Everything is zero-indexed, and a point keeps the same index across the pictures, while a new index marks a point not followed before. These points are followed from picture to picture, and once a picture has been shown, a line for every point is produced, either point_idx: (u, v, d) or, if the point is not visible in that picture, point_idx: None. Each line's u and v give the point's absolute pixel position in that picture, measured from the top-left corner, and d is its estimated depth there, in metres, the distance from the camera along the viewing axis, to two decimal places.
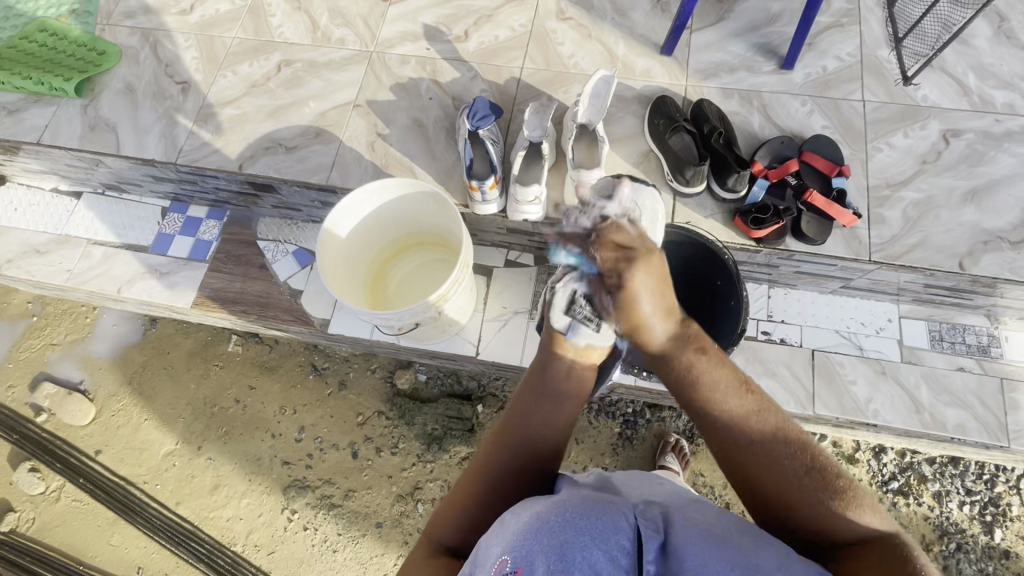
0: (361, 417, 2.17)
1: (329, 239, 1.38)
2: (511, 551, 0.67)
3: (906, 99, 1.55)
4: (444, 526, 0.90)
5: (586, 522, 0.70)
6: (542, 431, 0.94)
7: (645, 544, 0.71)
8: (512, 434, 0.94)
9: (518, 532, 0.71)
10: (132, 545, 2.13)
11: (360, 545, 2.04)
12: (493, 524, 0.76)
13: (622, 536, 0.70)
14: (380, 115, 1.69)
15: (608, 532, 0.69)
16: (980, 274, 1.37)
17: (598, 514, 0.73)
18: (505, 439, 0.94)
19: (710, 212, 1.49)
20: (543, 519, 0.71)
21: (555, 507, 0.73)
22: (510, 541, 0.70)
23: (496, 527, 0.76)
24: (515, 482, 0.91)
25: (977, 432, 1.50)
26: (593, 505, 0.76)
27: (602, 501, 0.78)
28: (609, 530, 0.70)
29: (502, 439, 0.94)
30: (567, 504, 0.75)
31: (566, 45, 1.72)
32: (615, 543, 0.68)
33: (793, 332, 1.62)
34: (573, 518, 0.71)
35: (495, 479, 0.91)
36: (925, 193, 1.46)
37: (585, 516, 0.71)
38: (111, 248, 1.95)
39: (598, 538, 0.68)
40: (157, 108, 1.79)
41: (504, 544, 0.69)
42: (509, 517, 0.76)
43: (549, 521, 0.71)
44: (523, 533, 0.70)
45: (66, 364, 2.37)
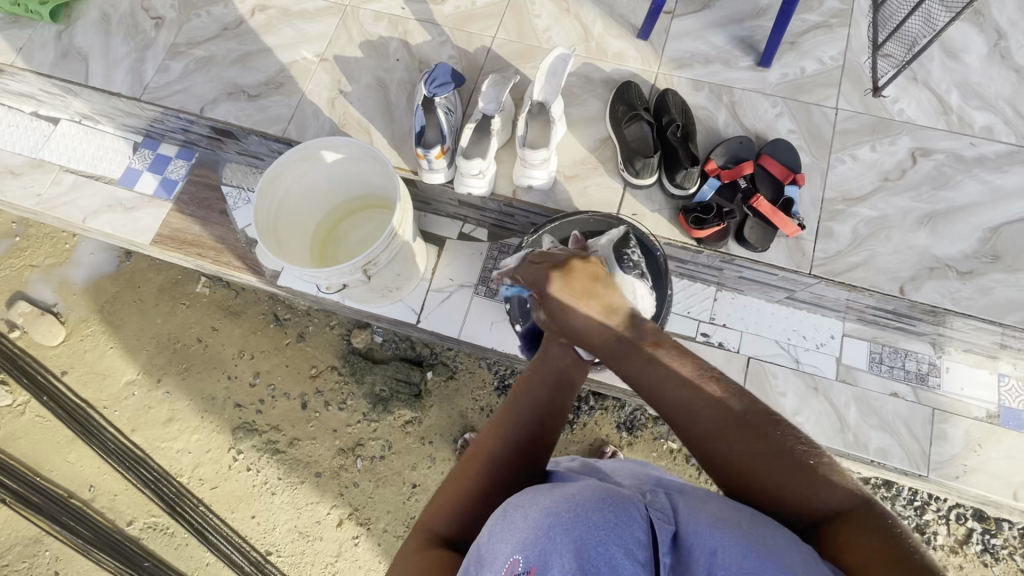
0: (314, 370, 2.22)
1: (270, 189, 1.38)
2: (523, 551, 0.64)
3: (880, 111, 1.49)
4: (441, 516, 0.82)
5: (597, 516, 0.64)
6: (548, 421, 0.89)
7: (657, 532, 0.64)
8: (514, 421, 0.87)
9: (529, 529, 0.66)
10: (86, 464, 2.23)
11: (298, 492, 2.12)
12: (498, 515, 0.70)
13: (635, 527, 0.63)
14: (345, 71, 1.68)
15: (619, 523, 0.63)
16: (918, 301, 1.34)
17: (610, 505, 0.66)
18: (507, 428, 0.87)
19: (657, 206, 1.46)
20: (553, 516, 0.65)
21: (565, 502, 0.67)
22: (521, 539, 0.65)
23: (502, 518, 0.70)
24: (519, 472, 0.85)
25: (898, 457, 1.49)
26: (603, 494, 0.69)
27: (610, 488, 0.72)
28: (619, 521, 0.64)
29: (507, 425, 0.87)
30: (578, 497, 0.68)
31: (541, 18, 1.67)
32: (627, 535, 0.62)
33: (732, 337, 1.60)
34: (584, 513, 0.65)
35: (498, 468, 0.84)
36: (880, 211, 1.41)
37: (595, 510, 0.65)
38: (82, 178, 1.98)
39: (609, 532, 0.62)
40: (129, 41, 1.79)
41: (515, 542, 0.65)
42: (518, 509, 0.70)
43: (559, 518, 0.65)
44: (534, 533, 0.64)
45: (41, 286, 2.44)
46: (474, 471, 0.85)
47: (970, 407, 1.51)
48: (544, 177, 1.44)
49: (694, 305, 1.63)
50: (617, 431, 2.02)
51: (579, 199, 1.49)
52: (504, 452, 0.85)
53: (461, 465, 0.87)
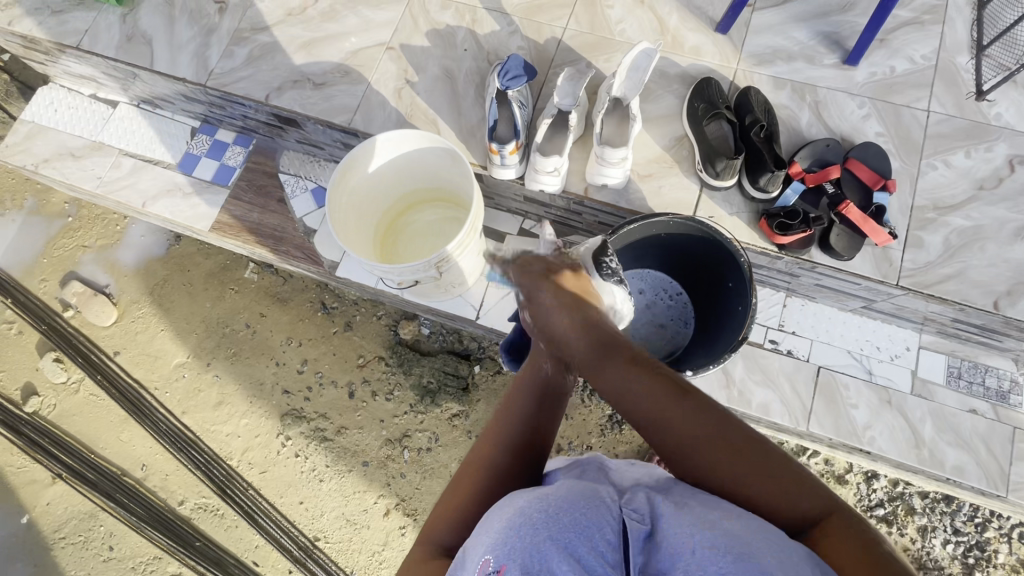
0: (361, 359, 2.23)
1: (341, 182, 1.36)
2: (493, 550, 0.62)
3: (976, 115, 1.42)
4: (441, 527, 0.82)
5: (565, 518, 0.64)
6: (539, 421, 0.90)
7: (629, 533, 0.65)
8: (506, 427, 0.88)
9: (499, 530, 0.65)
10: (139, 443, 2.28)
11: (345, 479, 2.14)
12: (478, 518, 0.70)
13: (607, 531, 0.64)
14: (412, 61, 1.64)
15: (589, 525, 0.64)
16: (1014, 317, 1.29)
17: (581, 508, 0.66)
18: (502, 437, 0.87)
19: (736, 209, 1.41)
20: (524, 515, 0.65)
21: (538, 503, 0.67)
22: (490, 539, 0.64)
23: (480, 523, 0.70)
24: (516, 471, 0.85)
25: (975, 476, 1.44)
26: (577, 496, 0.69)
27: (586, 490, 0.72)
28: (589, 523, 0.64)
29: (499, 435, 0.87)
30: (551, 500, 0.68)
31: (615, 9, 1.61)
32: (597, 537, 0.63)
33: (802, 345, 1.56)
34: (554, 514, 0.65)
35: (493, 472, 0.84)
36: (974, 222, 1.35)
37: (566, 514, 0.65)
38: (141, 162, 1.99)
39: (579, 534, 0.62)
40: (193, 25, 1.78)
41: (486, 542, 0.64)
42: (494, 512, 0.70)
43: (529, 518, 0.64)
44: (504, 533, 0.64)
45: (94, 267, 2.47)
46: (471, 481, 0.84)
47: None
48: (620, 176, 1.40)
49: (763, 311, 1.59)
50: None
51: (653, 199, 1.45)
52: (497, 455, 0.86)
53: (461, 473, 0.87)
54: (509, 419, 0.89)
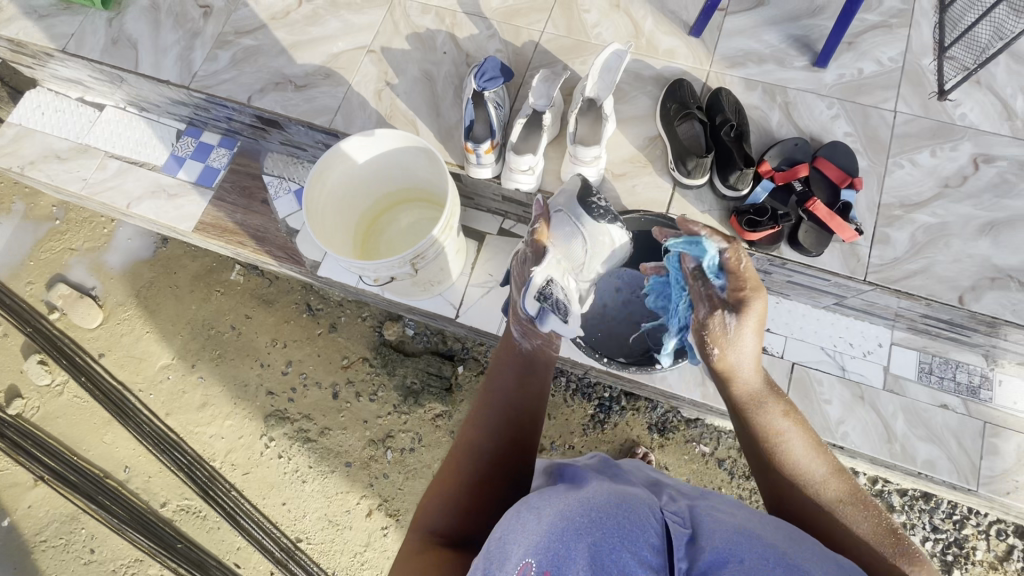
0: (346, 360, 2.23)
1: (318, 182, 1.38)
2: (535, 554, 0.62)
3: (941, 115, 1.45)
4: (435, 511, 0.86)
5: (611, 522, 0.66)
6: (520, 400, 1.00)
7: (674, 537, 0.67)
8: (492, 408, 0.97)
9: (543, 531, 0.65)
10: (122, 445, 2.27)
11: (328, 480, 2.14)
12: (510, 514, 0.70)
13: (650, 534, 0.66)
14: (392, 63, 1.67)
15: (634, 529, 0.65)
16: (979, 311, 1.31)
17: (624, 512, 0.68)
18: (487, 418, 0.96)
19: (708, 207, 1.44)
20: (568, 519, 0.66)
21: (580, 505, 0.69)
22: (530, 541, 0.64)
23: (513, 518, 0.70)
24: (506, 449, 0.93)
25: (947, 470, 1.45)
26: (618, 502, 0.71)
27: (624, 495, 0.75)
28: (635, 528, 0.66)
29: (483, 415, 0.96)
30: (592, 501, 0.70)
31: (591, 13, 1.65)
32: (643, 543, 0.63)
33: (777, 342, 1.58)
34: (599, 518, 0.66)
35: (484, 453, 0.92)
36: (939, 218, 1.38)
37: (611, 516, 0.67)
38: (126, 164, 2.01)
39: (624, 540, 0.63)
40: (178, 29, 1.80)
41: (527, 544, 0.63)
42: (529, 512, 0.70)
43: (574, 522, 0.65)
44: (548, 537, 0.64)
45: (80, 269, 2.48)
46: (462, 460, 0.91)
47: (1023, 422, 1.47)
48: (594, 174, 1.42)
49: None
50: (649, 433, 2.01)
51: (627, 197, 1.48)
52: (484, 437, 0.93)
53: (450, 459, 0.93)
54: (496, 403, 0.98)
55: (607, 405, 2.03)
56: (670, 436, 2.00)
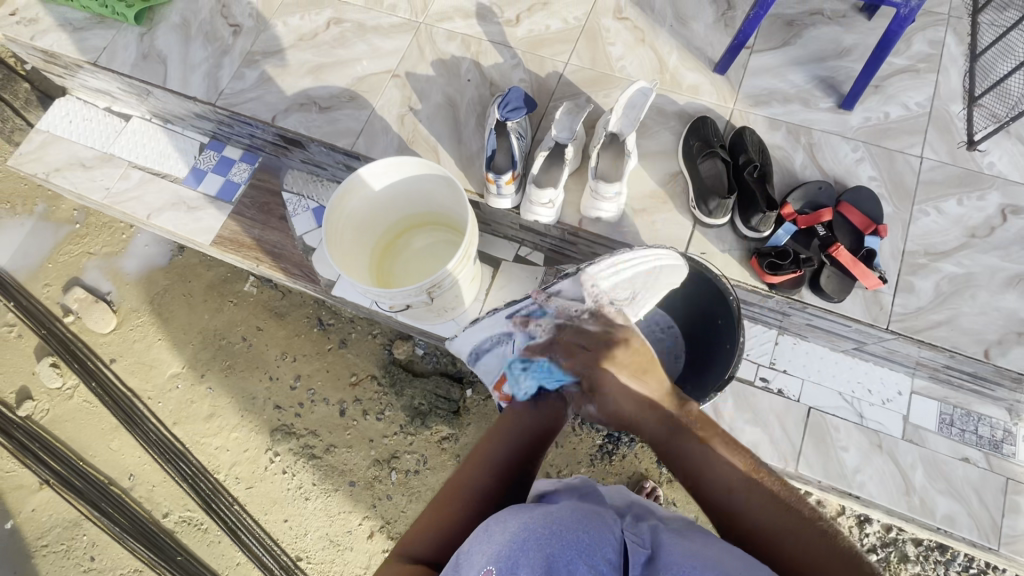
0: (354, 377, 2.23)
1: (338, 205, 1.38)
2: (495, 561, 0.65)
3: (969, 163, 1.43)
4: (419, 538, 0.84)
5: (571, 535, 0.68)
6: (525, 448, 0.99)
7: (631, 556, 0.70)
8: (494, 450, 0.97)
9: (504, 542, 0.68)
10: (128, 452, 2.27)
11: (331, 498, 2.12)
12: (478, 527, 0.73)
13: (609, 548, 0.69)
14: (416, 89, 1.69)
15: (592, 543, 0.68)
16: (1004, 367, 1.28)
17: (585, 527, 0.71)
18: (492, 461, 0.95)
19: (729, 246, 1.43)
20: (528, 531, 0.69)
21: (545, 518, 0.72)
22: (492, 550, 0.67)
23: (480, 530, 0.73)
24: (500, 498, 0.91)
25: (967, 527, 1.41)
26: (582, 517, 0.74)
27: (592, 513, 0.77)
28: (593, 542, 0.68)
29: (488, 456, 0.96)
30: (557, 516, 0.73)
31: (616, 46, 1.66)
32: (599, 555, 0.67)
33: (793, 385, 1.55)
34: (558, 530, 0.69)
35: (478, 492, 0.90)
36: (965, 269, 1.35)
37: (571, 529, 0.69)
38: (149, 174, 2.03)
39: (581, 552, 0.66)
40: (207, 46, 1.84)
41: (489, 552, 0.67)
42: (495, 523, 0.73)
43: (533, 533, 0.68)
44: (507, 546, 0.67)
45: (97, 274, 2.50)
46: (455, 494, 0.90)
47: None
48: (614, 211, 1.42)
49: (754, 348, 1.59)
50: (658, 466, 1.98)
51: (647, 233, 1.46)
52: (484, 475, 0.92)
53: (445, 486, 0.92)
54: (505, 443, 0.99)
55: (616, 436, 2.00)
56: None
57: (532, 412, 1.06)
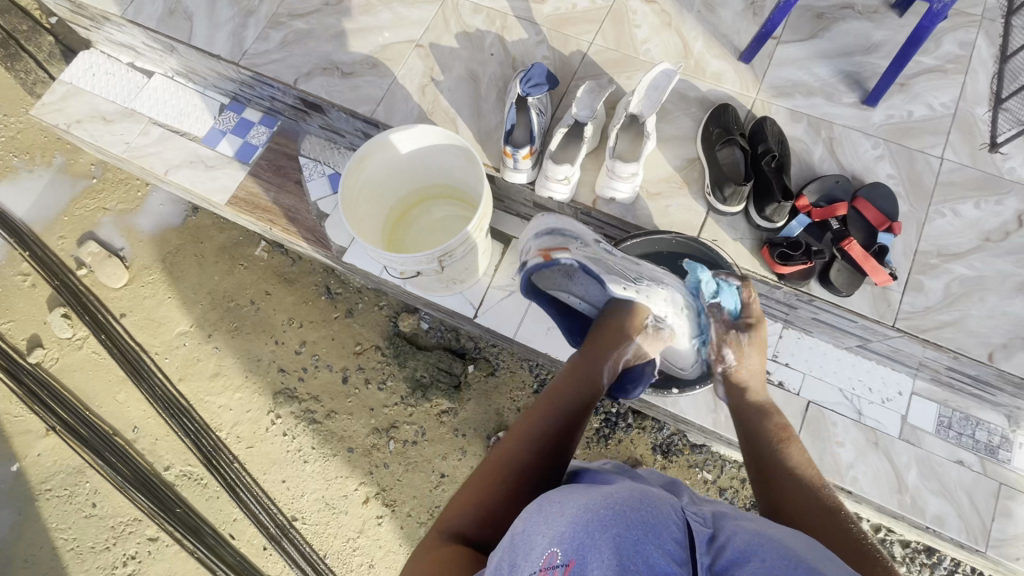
0: (359, 347, 2.25)
1: (357, 169, 1.39)
2: (561, 543, 0.64)
3: (989, 167, 1.42)
4: (460, 515, 0.88)
5: (635, 516, 0.66)
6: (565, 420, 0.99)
7: (697, 535, 0.69)
8: (534, 426, 0.97)
9: (566, 526, 0.67)
10: (133, 405, 2.32)
11: (329, 463, 2.16)
12: (532, 508, 0.73)
13: (673, 528, 0.66)
14: (439, 60, 1.69)
15: (659, 524, 0.66)
16: (1008, 371, 1.28)
17: (648, 507, 0.69)
18: (531, 437, 0.95)
19: (740, 235, 1.43)
20: (592, 513, 0.67)
21: (606, 500, 0.69)
22: (553, 535, 0.66)
23: (537, 512, 0.73)
24: (539, 469, 0.92)
25: (956, 528, 1.43)
26: (642, 497, 0.72)
27: (648, 491, 0.75)
28: (658, 522, 0.66)
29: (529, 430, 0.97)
30: (617, 497, 0.70)
31: (642, 29, 1.65)
32: (667, 536, 0.64)
33: (794, 378, 1.56)
34: (623, 512, 0.66)
35: (517, 469, 0.91)
36: (976, 272, 1.35)
37: (635, 509, 0.67)
38: (168, 132, 2.05)
39: (649, 533, 0.64)
40: (233, 6, 1.84)
41: (552, 535, 0.67)
42: (552, 505, 0.73)
43: (597, 515, 0.66)
44: (572, 529, 0.66)
45: (111, 229, 2.53)
46: (493, 471, 0.92)
47: None
48: (628, 191, 1.42)
49: None
50: (652, 453, 2.00)
51: (660, 217, 1.47)
52: (524, 449, 0.94)
53: (485, 463, 0.95)
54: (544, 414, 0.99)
55: (613, 420, 2.02)
56: (674, 460, 1.99)
57: (575, 382, 1.05)
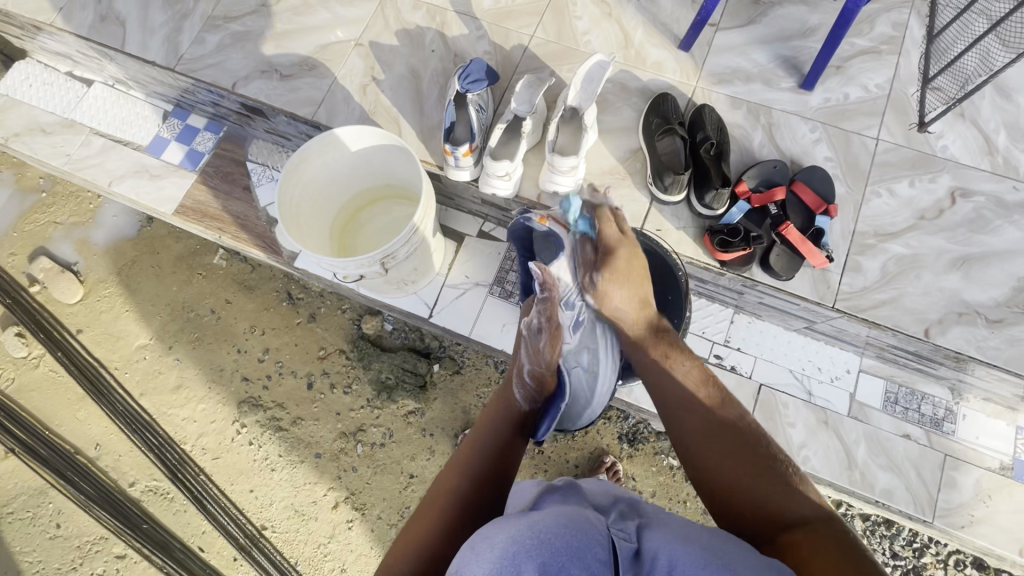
0: (323, 351, 2.23)
1: (293, 174, 1.37)
2: None
3: (923, 146, 1.44)
4: (404, 552, 0.85)
5: (559, 542, 0.66)
6: (503, 452, 1.03)
7: (618, 553, 0.69)
8: (470, 457, 1.00)
9: (495, 561, 0.64)
10: (94, 423, 2.27)
11: (296, 470, 2.14)
12: (463, 547, 0.69)
13: (597, 549, 0.68)
14: (380, 58, 1.66)
15: (582, 547, 0.66)
16: (943, 346, 1.31)
17: (571, 531, 0.69)
18: (471, 465, 0.99)
19: (683, 223, 1.44)
20: (518, 544, 0.65)
21: (530, 530, 0.68)
22: (484, 569, 0.63)
23: (467, 549, 0.69)
24: (481, 498, 0.94)
25: (904, 501, 1.46)
26: (566, 522, 0.72)
27: (573, 515, 0.76)
28: (582, 545, 0.67)
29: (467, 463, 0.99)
30: (542, 525, 0.70)
31: (582, 20, 1.64)
32: (591, 557, 0.65)
33: (746, 362, 1.58)
34: (548, 539, 0.66)
35: (461, 497, 0.93)
36: (912, 250, 1.38)
37: (559, 536, 0.67)
38: (111, 142, 1.99)
39: (575, 558, 0.64)
40: (167, 10, 1.79)
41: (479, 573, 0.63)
42: (481, 541, 0.69)
43: (523, 546, 0.65)
44: (501, 563, 0.63)
45: (63, 244, 2.47)
46: (435, 510, 0.91)
47: (983, 457, 1.48)
48: (570, 185, 1.42)
49: (710, 325, 1.61)
50: (618, 442, 2.01)
51: None
52: (465, 480, 0.95)
53: (425, 510, 0.92)
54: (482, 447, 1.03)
55: None
56: (640, 447, 2.00)
57: (501, 412, 1.11)
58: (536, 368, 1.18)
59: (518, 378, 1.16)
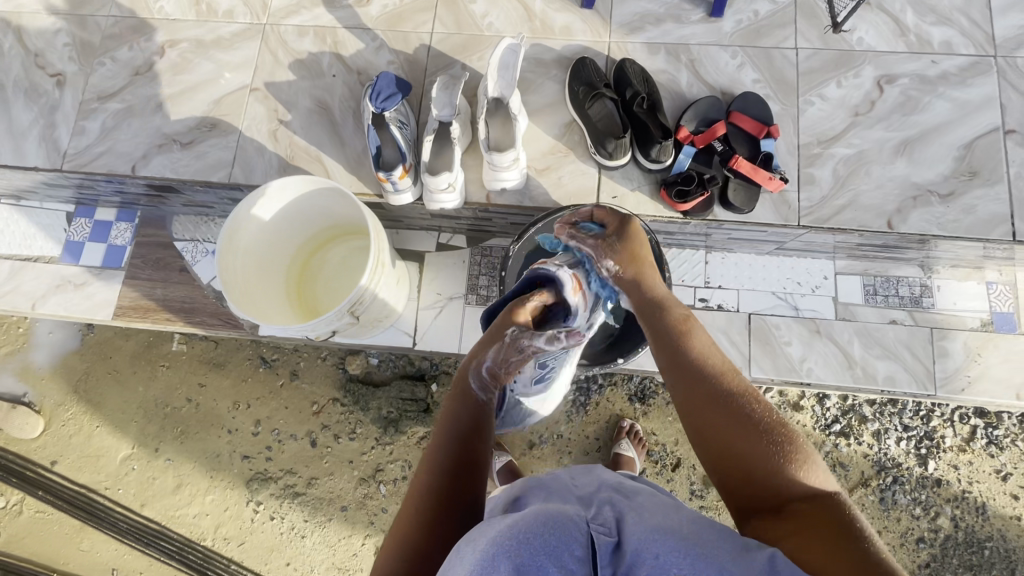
0: (316, 406, 2.15)
1: (229, 249, 1.29)
2: None
3: (840, 44, 1.46)
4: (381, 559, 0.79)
5: (539, 541, 0.61)
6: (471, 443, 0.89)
7: (598, 550, 0.63)
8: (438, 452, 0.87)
9: (474, 564, 0.60)
10: (103, 548, 2.16)
11: (327, 529, 2.09)
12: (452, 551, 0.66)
13: (575, 545, 0.62)
14: (281, 98, 1.55)
15: (559, 542, 0.61)
16: (907, 232, 1.35)
17: (551, 526, 0.63)
18: (434, 461, 0.87)
19: (637, 184, 1.42)
20: (498, 545, 0.61)
21: (510, 529, 0.63)
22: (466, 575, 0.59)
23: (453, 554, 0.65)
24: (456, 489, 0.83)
25: (906, 382, 1.53)
26: (546, 517, 0.66)
27: (553, 510, 0.69)
28: (560, 543, 0.61)
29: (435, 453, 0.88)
30: (523, 522, 0.64)
31: (478, 2, 1.56)
32: (569, 556, 0.60)
33: (730, 297, 1.60)
34: (526, 538, 0.61)
35: (431, 491, 0.82)
36: (856, 148, 1.40)
37: (537, 535, 0.62)
38: (18, 262, 1.82)
39: (552, 556, 0.59)
40: (32, 106, 1.62)
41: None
42: (466, 545, 0.65)
43: (503, 546, 0.61)
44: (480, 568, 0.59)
45: (4, 378, 2.28)
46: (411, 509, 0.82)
47: (965, 319, 1.55)
48: (516, 178, 1.37)
49: (687, 272, 1.62)
50: (630, 404, 1.98)
51: (556, 191, 1.43)
52: (435, 476, 0.84)
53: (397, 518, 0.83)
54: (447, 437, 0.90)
55: (586, 387, 2.00)
56: (652, 402, 2.00)
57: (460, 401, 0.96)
58: (498, 364, 1.00)
59: (472, 368, 1.00)
